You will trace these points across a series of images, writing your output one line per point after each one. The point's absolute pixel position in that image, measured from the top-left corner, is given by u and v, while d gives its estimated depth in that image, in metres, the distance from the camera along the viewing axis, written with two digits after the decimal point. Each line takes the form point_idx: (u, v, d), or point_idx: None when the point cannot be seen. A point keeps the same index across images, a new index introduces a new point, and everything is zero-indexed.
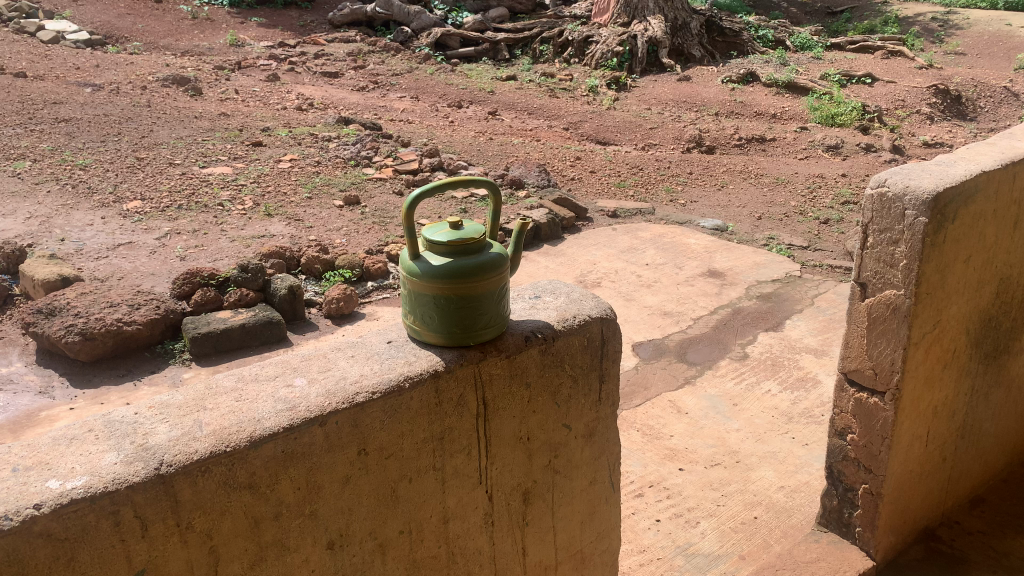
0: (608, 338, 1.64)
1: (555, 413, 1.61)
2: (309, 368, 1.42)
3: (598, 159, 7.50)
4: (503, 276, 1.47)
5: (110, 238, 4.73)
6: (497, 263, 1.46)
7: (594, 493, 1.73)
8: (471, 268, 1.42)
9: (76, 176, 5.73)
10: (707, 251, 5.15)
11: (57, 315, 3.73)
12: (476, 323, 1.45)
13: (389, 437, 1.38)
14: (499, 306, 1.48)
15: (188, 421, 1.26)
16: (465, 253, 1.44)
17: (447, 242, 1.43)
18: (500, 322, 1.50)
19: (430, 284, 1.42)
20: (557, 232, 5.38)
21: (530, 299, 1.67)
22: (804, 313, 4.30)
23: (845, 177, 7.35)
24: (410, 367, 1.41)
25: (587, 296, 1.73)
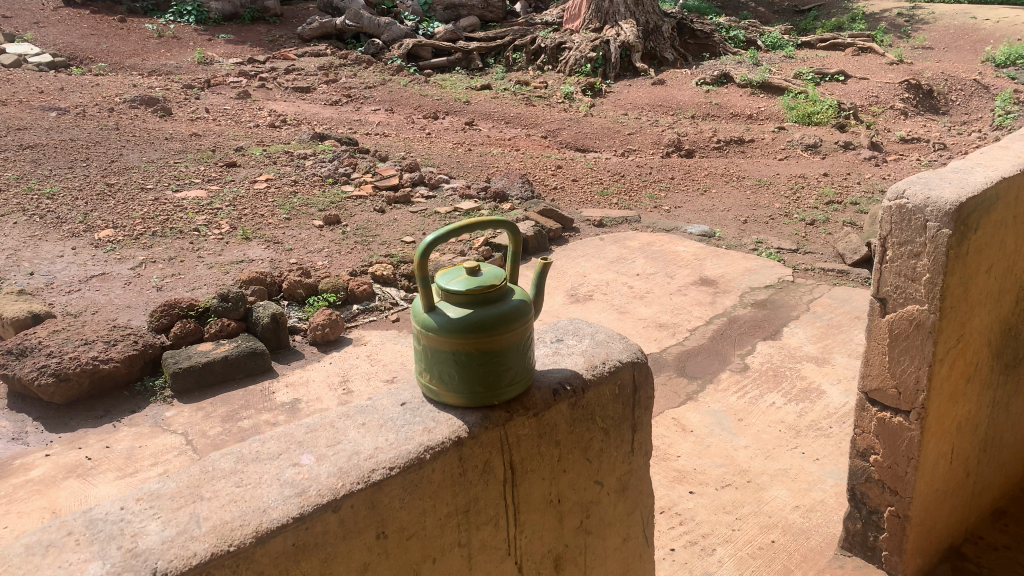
0: (639, 384, 1.56)
1: (586, 470, 1.51)
2: (316, 442, 1.30)
3: (579, 167, 7.41)
4: (527, 326, 1.36)
5: (82, 270, 4.55)
6: (520, 312, 1.35)
7: (628, 550, 1.63)
8: (493, 317, 1.32)
9: (43, 205, 5.53)
10: (697, 258, 5.06)
11: (28, 356, 3.54)
12: (500, 379, 1.35)
13: (411, 516, 1.25)
14: (523, 357, 1.37)
15: (183, 517, 1.13)
16: (483, 303, 1.33)
17: (464, 291, 1.32)
18: (525, 376, 1.39)
19: (447, 338, 1.31)
20: (545, 244, 5.26)
21: (553, 345, 1.60)
22: (801, 319, 4.22)
23: (827, 177, 7.31)
24: (429, 436, 1.30)
25: (612, 338, 1.65)
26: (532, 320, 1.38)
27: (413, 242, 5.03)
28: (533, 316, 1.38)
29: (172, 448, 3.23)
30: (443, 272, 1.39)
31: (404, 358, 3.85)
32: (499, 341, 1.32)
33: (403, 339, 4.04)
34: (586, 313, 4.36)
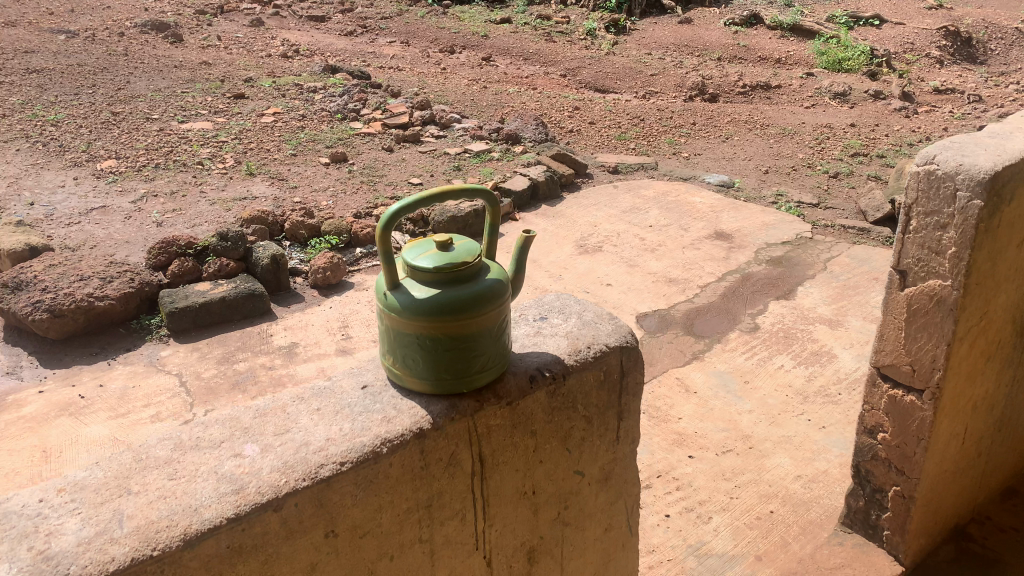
0: (627, 371, 1.49)
1: (565, 460, 1.46)
2: (264, 430, 1.25)
3: (597, 109, 7.18)
4: (502, 307, 1.27)
5: (82, 201, 4.46)
6: (494, 293, 1.26)
7: (609, 540, 1.59)
8: (464, 297, 1.22)
9: (47, 132, 5.43)
10: (713, 210, 4.91)
11: (23, 290, 3.49)
12: (471, 363, 1.27)
13: (364, 513, 1.20)
14: (497, 340, 1.29)
15: (106, 514, 1.08)
16: (454, 281, 1.24)
17: (432, 268, 1.23)
18: (497, 361, 1.31)
19: (411, 320, 1.22)
20: (556, 190, 5.11)
21: (536, 324, 1.53)
22: (816, 279, 4.08)
23: (854, 127, 7.04)
24: (388, 427, 1.24)
25: (602, 318, 1.57)
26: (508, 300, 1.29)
27: (421, 185, 4.91)
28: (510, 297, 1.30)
29: (166, 390, 3.19)
30: (410, 246, 1.30)
31: None
32: (468, 325, 1.23)
33: None
34: (595, 265, 4.25)
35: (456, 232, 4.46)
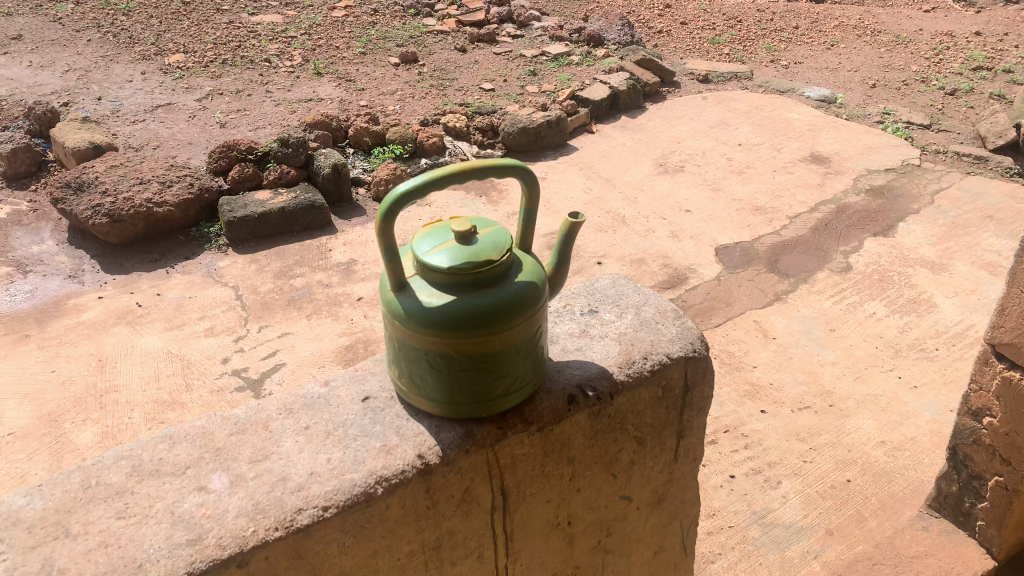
0: (689, 385, 1.35)
1: (607, 487, 1.37)
2: (239, 455, 1.14)
3: (690, 9, 6.62)
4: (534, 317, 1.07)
5: (148, 98, 4.36)
6: (523, 304, 1.06)
7: (656, 561, 1.55)
8: (487, 308, 1.02)
9: (119, 22, 5.31)
10: (811, 129, 4.48)
11: (85, 192, 3.44)
12: (495, 380, 1.09)
13: (355, 558, 1.11)
14: (528, 352, 1.10)
15: (40, 560, 0.98)
16: (474, 287, 1.03)
17: (448, 270, 1.02)
18: (526, 373, 1.13)
19: (419, 333, 1.03)
20: (639, 100, 4.75)
21: (585, 322, 1.40)
22: (921, 213, 3.69)
23: (979, 36, 6.31)
24: (383, 463, 1.11)
25: (667, 314, 1.42)
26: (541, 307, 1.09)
27: (493, 91, 4.64)
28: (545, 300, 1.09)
29: (222, 302, 3.12)
30: (423, 232, 1.10)
31: None
32: (491, 341, 1.04)
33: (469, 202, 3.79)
34: (674, 188, 3.95)
35: (526, 144, 4.20)
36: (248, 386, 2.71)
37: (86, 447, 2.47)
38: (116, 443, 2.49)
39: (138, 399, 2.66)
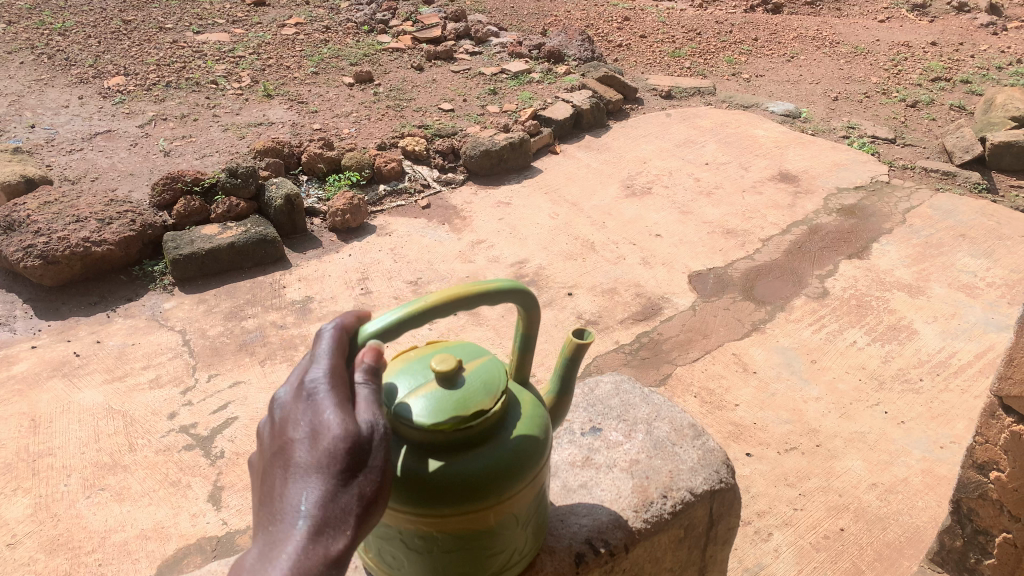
0: (707, 518, 1.58)
1: None
2: None
3: (648, 21, 6.53)
4: (526, 486, 1.09)
5: (86, 125, 4.11)
6: (514, 472, 1.06)
7: None
8: (472, 480, 1.02)
9: (53, 43, 5.03)
10: (778, 147, 4.40)
11: (16, 231, 3.19)
12: (478, 556, 1.12)
13: None
14: (517, 522, 1.13)
15: None
16: (457, 450, 1.04)
17: (429, 423, 1.00)
18: (514, 541, 1.16)
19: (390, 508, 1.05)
20: (602, 118, 4.63)
21: (591, 455, 1.64)
22: (894, 233, 3.62)
23: (936, 46, 6.33)
24: None
25: (674, 441, 1.67)
26: (536, 472, 1.10)
27: (452, 112, 4.49)
28: (541, 463, 1.10)
29: (168, 348, 2.90)
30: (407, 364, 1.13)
31: (430, 255, 3.44)
32: (475, 520, 1.06)
33: (431, 231, 3.63)
34: (643, 211, 3.82)
35: (489, 167, 4.05)
36: (198, 444, 2.50)
37: (16, 521, 2.25)
38: (51, 514, 2.26)
39: (75, 462, 2.44)
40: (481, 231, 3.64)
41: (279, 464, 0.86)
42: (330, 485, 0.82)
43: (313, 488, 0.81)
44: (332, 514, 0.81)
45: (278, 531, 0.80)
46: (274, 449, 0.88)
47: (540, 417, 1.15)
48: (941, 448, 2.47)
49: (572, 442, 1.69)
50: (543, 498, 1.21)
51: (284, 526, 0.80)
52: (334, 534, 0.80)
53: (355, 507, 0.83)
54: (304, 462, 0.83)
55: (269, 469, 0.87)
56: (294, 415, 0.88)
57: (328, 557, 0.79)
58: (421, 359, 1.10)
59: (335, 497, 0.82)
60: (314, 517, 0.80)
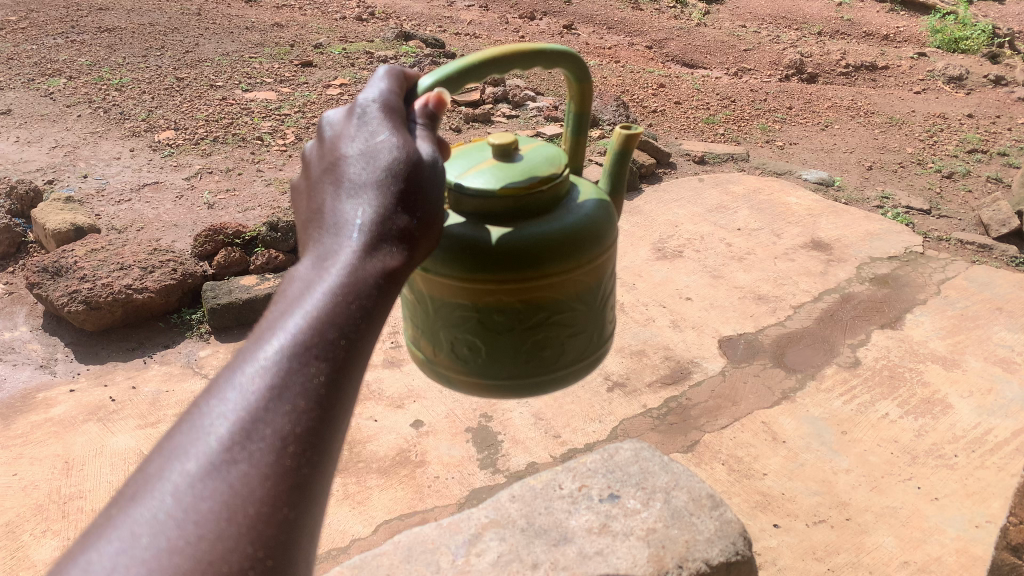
0: None
1: None
2: None
3: (684, 88, 6.63)
4: (592, 260, 1.35)
5: (136, 176, 4.28)
6: (589, 238, 1.33)
7: None
8: (541, 241, 1.28)
9: (110, 97, 5.26)
10: (811, 214, 4.41)
11: (63, 276, 3.30)
12: (553, 334, 1.38)
13: None
14: (586, 304, 1.39)
15: None
16: (523, 214, 1.31)
17: (495, 188, 1.28)
18: (588, 318, 1.42)
19: (470, 281, 1.30)
20: (635, 181, 4.70)
21: (609, 524, 1.74)
22: (928, 304, 3.58)
23: (972, 119, 6.34)
24: None
25: (692, 512, 1.76)
26: (602, 250, 1.36)
27: None
28: (605, 240, 1.36)
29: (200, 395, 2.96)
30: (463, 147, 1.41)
31: None
32: (548, 288, 1.32)
33: None
34: (673, 274, 3.84)
35: None
36: None
37: (43, 563, 2.28)
38: None
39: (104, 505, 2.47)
40: None
41: (334, 184, 1.02)
42: (388, 203, 0.97)
43: (370, 204, 0.97)
44: (342, 310, 0.86)
45: (336, 234, 0.94)
46: (329, 172, 1.04)
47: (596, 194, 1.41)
48: (976, 527, 2.41)
49: (590, 509, 1.79)
50: (609, 294, 1.47)
51: (295, 302, 0.86)
52: (345, 329, 0.85)
53: (363, 310, 0.87)
54: (363, 178, 1.00)
55: (320, 191, 1.02)
56: (348, 147, 1.04)
57: (334, 355, 0.83)
58: (476, 148, 1.40)
59: (346, 296, 0.87)
60: (326, 306, 0.85)
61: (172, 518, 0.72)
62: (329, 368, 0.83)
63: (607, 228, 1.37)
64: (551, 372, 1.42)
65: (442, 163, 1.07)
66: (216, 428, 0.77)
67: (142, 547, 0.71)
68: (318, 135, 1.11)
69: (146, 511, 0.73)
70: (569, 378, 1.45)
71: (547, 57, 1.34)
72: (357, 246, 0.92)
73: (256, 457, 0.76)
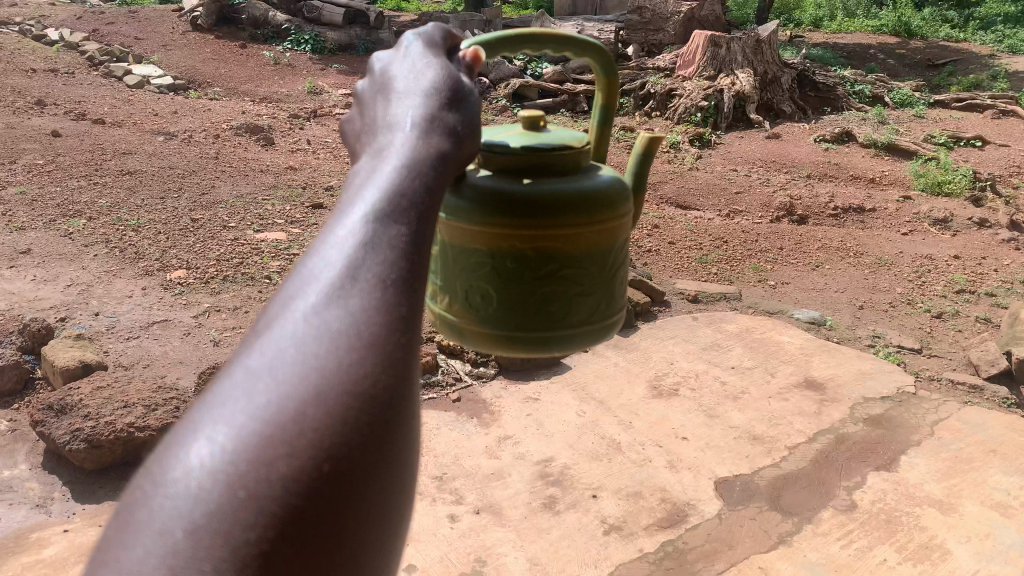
0: None
1: None
2: None
3: (678, 229, 6.88)
4: (599, 223, 1.58)
5: (146, 314, 4.41)
6: (601, 206, 1.58)
7: None
8: (552, 194, 1.53)
9: (126, 238, 5.48)
10: (804, 354, 4.49)
11: (66, 414, 3.35)
12: (557, 290, 1.60)
13: None
14: (593, 265, 1.61)
15: None
16: (536, 173, 1.57)
17: (515, 147, 1.57)
18: (598, 285, 1.64)
19: (485, 227, 1.55)
20: (630, 319, 4.82)
21: None
22: (923, 446, 3.61)
23: (959, 259, 6.53)
24: None
25: None
26: (608, 216, 1.60)
27: None
28: (614, 210, 1.61)
29: None
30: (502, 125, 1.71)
31: (458, 450, 3.53)
32: (556, 240, 1.55)
33: (460, 424, 3.74)
34: (669, 412, 3.89)
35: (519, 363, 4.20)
36: None
37: None
38: None
39: None
40: (509, 426, 3.73)
41: (384, 100, 1.20)
42: (435, 109, 1.15)
43: (420, 110, 1.13)
44: (395, 211, 0.97)
45: (389, 132, 1.11)
46: (380, 97, 1.21)
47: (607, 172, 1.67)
48: None
49: None
50: (618, 264, 1.70)
51: (353, 201, 0.99)
52: (399, 226, 0.96)
53: (416, 212, 0.98)
54: (410, 93, 1.17)
55: (373, 107, 1.21)
56: (396, 75, 1.23)
57: (392, 253, 0.93)
58: (509, 124, 1.71)
59: (399, 198, 0.98)
60: (381, 206, 0.97)
61: (265, 394, 0.79)
62: (390, 263, 0.93)
63: (614, 197, 1.61)
64: (556, 329, 1.63)
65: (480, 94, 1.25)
66: (290, 319, 0.87)
67: (242, 418, 0.77)
68: (367, 71, 1.30)
69: (237, 384, 0.81)
70: (574, 341, 1.65)
71: (575, 43, 1.65)
72: (410, 139, 1.08)
73: (332, 340, 0.84)
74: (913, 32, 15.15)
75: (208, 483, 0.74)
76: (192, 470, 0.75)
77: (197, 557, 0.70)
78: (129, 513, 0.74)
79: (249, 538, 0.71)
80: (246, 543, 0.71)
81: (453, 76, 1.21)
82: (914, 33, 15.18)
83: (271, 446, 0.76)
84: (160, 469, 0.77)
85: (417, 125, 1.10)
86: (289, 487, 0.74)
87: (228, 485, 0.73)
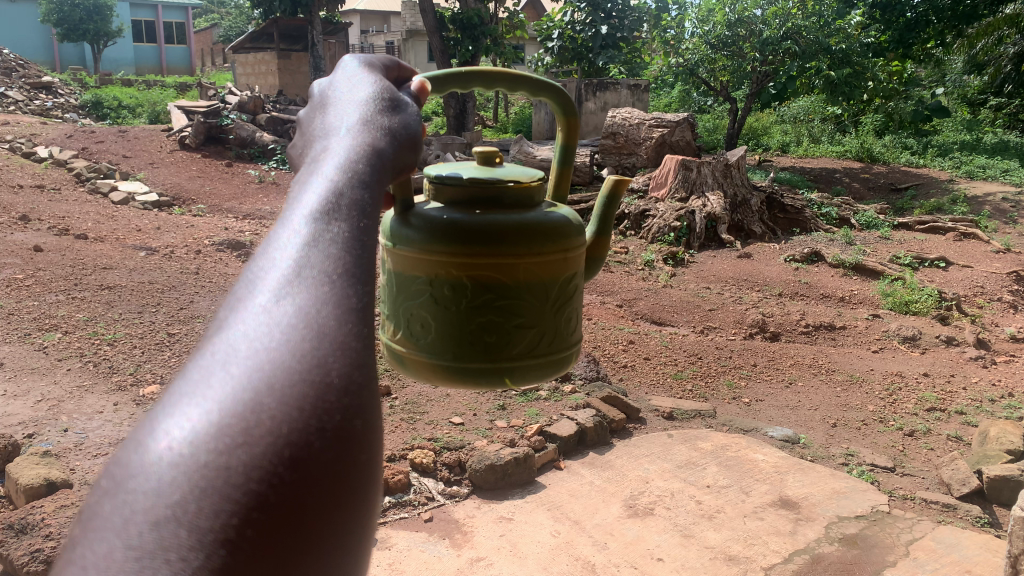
0: None
1: None
2: None
3: (653, 344, 6.98)
4: (539, 256, 1.62)
5: (115, 430, 4.37)
6: (540, 233, 1.62)
7: None
8: (489, 223, 1.58)
9: (101, 352, 5.49)
10: (777, 471, 4.50)
11: (26, 534, 3.25)
12: (496, 320, 1.61)
13: None
14: (534, 297, 1.63)
15: None
16: (482, 205, 1.64)
17: (465, 177, 1.65)
18: (543, 317, 1.66)
19: (428, 254, 1.61)
20: (605, 436, 4.83)
21: None
22: (899, 567, 3.59)
23: (928, 376, 6.63)
24: None
25: None
26: (549, 249, 1.63)
27: (462, 425, 4.81)
28: (558, 241, 1.65)
29: None
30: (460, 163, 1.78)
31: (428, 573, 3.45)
32: (493, 269, 1.58)
33: (431, 545, 3.67)
34: (644, 532, 3.84)
35: (493, 481, 4.17)
36: None
37: None
38: None
39: None
40: (481, 547, 3.67)
41: (322, 111, 1.17)
42: (373, 115, 1.11)
43: (357, 115, 1.10)
44: (340, 202, 0.90)
45: (324, 138, 1.07)
46: (316, 110, 1.19)
47: (557, 210, 1.72)
48: None
49: None
50: (567, 300, 1.72)
51: (292, 195, 0.94)
52: (340, 221, 0.89)
53: (359, 206, 0.91)
54: (349, 102, 1.15)
55: (309, 122, 1.17)
56: (334, 91, 1.21)
57: (340, 245, 0.86)
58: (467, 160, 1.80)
59: (338, 192, 0.92)
60: (325, 199, 0.91)
61: (220, 384, 0.74)
62: (337, 254, 0.86)
63: (557, 233, 1.65)
64: (495, 362, 1.63)
65: (421, 113, 1.25)
66: (244, 309, 0.80)
67: (197, 410, 0.72)
68: (307, 100, 1.28)
69: (193, 387, 0.74)
70: (515, 375, 1.66)
71: (529, 82, 1.77)
72: (347, 141, 1.03)
73: (286, 331, 0.78)
74: (874, 157, 15.95)
75: (167, 474, 0.68)
76: (149, 466, 0.69)
77: (161, 549, 0.64)
78: (86, 515, 0.68)
79: (212, 530, 0.66)
80: (210, 535, 0.66)
81: (390, 91, 1.20)
82: (876, 158, 15.95)
83: (231, 434, 0.71)
84: (116, 468, 0.71)
85: (354, 128, 1.06)
86: (249, 477, 0.69)
87: (189, 476, 0.68)
